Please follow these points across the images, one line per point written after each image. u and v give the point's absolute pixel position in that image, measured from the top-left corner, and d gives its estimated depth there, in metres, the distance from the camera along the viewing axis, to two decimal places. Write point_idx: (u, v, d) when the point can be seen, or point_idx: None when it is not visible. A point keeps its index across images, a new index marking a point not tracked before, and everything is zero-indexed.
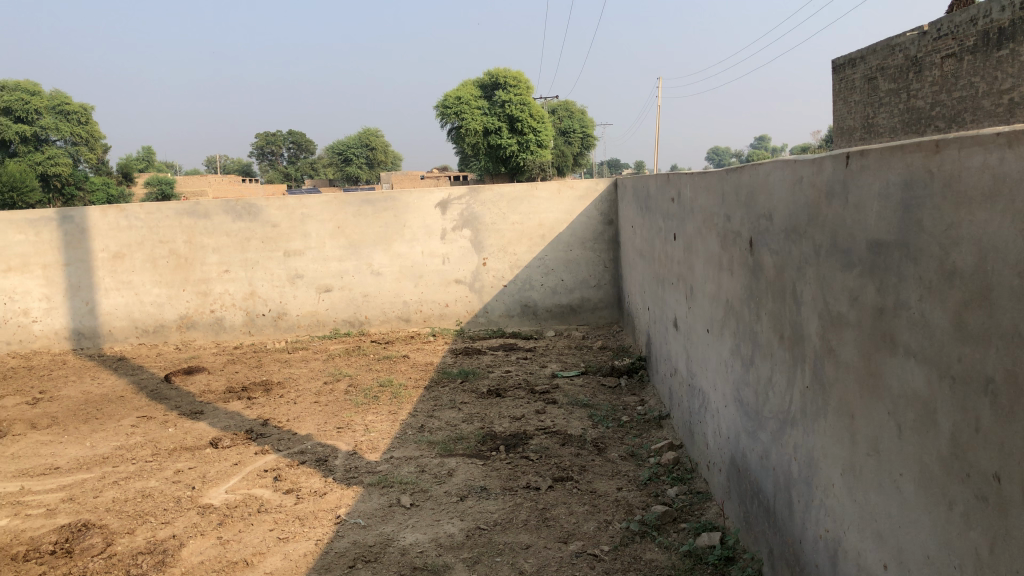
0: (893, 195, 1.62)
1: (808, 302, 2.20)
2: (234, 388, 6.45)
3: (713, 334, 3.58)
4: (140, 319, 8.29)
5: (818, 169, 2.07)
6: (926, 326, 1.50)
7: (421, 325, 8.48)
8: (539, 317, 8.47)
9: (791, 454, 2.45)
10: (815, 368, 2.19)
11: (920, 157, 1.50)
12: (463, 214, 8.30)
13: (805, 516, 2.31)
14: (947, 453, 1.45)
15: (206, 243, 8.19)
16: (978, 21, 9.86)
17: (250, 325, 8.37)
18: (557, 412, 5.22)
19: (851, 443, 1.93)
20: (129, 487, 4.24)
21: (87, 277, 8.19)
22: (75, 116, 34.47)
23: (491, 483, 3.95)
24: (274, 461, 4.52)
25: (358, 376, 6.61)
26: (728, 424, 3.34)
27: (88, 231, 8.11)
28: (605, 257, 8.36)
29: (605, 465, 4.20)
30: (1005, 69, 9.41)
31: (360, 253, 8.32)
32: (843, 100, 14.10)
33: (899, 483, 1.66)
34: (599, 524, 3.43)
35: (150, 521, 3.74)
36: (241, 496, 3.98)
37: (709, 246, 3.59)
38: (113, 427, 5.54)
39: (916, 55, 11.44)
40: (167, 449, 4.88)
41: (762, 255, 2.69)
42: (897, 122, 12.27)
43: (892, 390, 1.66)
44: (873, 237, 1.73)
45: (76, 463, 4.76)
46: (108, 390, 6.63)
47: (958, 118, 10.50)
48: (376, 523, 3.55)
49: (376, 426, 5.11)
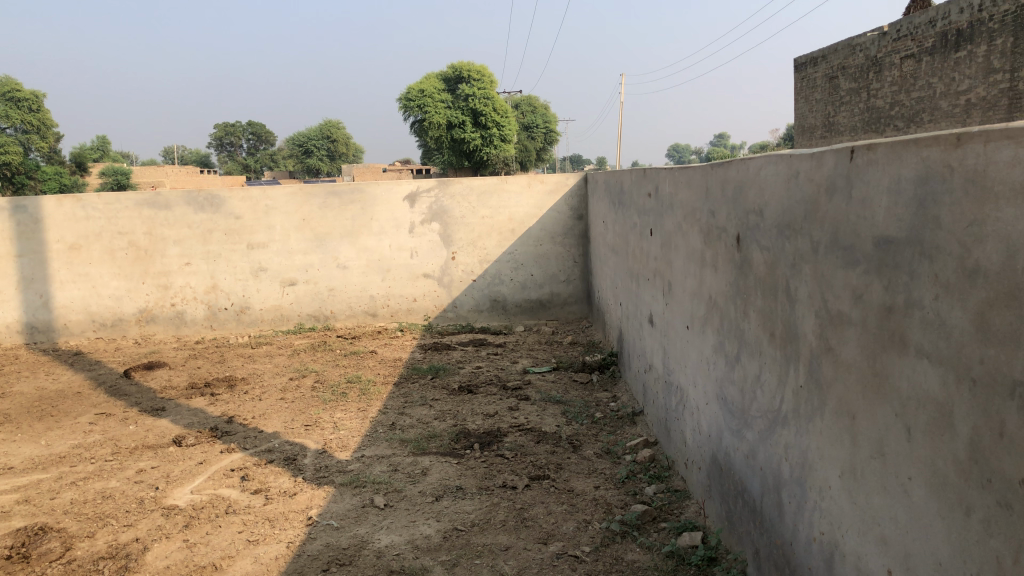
0: (906, 190, 1.57)
1: (804, 300, 2.16)
2: (197, 384, 6.27)
3: (693, 331, 3.54)
4: (97, 312, 8.04)
5: (818, 164, 2.03)
6: (942, 326, 1.45)
7: (388, 320, 8.36)
8: (508, 312, 8.41)
9: (781, 454, 2.41)
10: (811, 367, 2.14)
11: (938, 151, 1.46)
12: (432, 207, 8.18)
13: (797, 518, 2.27)
14: (965, 457, 1.40)
15: (167, 234, 7.97)
16: (936, 23, 9.96)
17: (211, 319, 8.17)
18: (531, 409, 5.15)
19: (851, 445, 1.88)
20: (88, 488, 4.07)
21: (42, 269, 7.92)
22: (26, 103, 33.24)
23: (466, 482, 3.87)
24: (240, 460, 4.38)
25: (324, 372, 6.47)
26: (709, 422, 3.30)
27: (42, 221, 7.83)
28: (574, 252, 8.32)
29: (581, 463, 4.14)
30: (962, 70, 9.51)
31: (325, 246, 8.16)
32: (804, 98, 14.24)
33: (908, 486, 1.61)
34: (579, 525, 3.36)
35: (112, 523, 3.59)
36: (208, 497, 3.84)
37: (690, 241, 3.55)
38: (70, 425, 5.35)
39: (877, 56, 11.58)
40: (129, 447, 4.72)
41: (750, 251, 2.65)
42: (858, 121, 12.42)
43: (901, 391, 1.62)
44: (881, 233, 1.68)
45: (31, 463, 4.57)
46: (63, 387, 6.41)
47: (915, 118, 10.60)
48: (349, 524, 3.44)
49: (346, 424, 5.00)
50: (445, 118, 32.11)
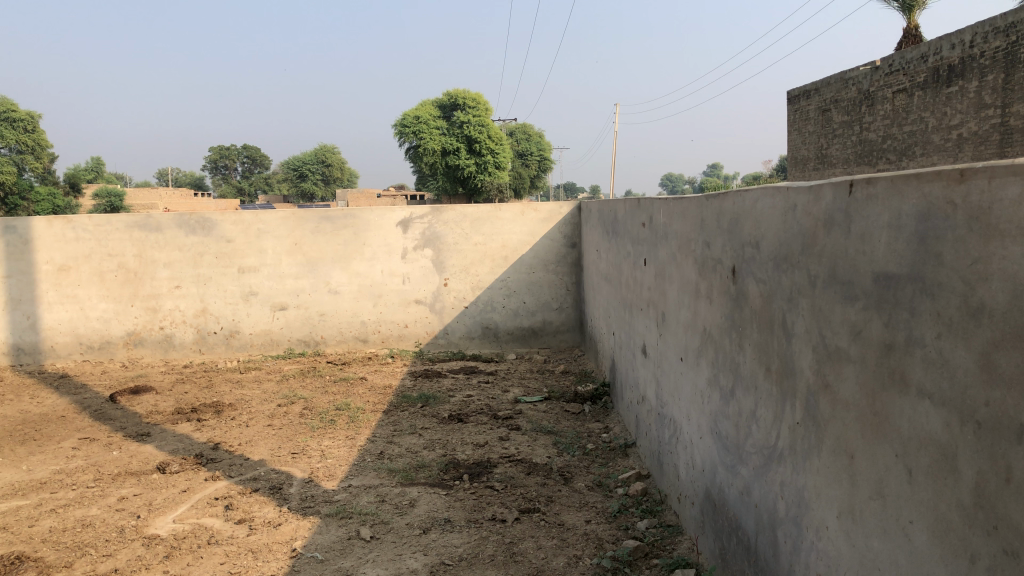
0: (906, 226, 1.54)
1: (801, 335, 2.12)
2: (183, 409, 6.19)
3: (687, 363, 3.49)
4: (85, 334, 7.96)
5: (815, 197, 2.00)
6: (945, 365, 1.41)
7: (379, 346, 8.28)
8: (499, 340, 8.34)
9: (777, 492, 2.36)
10: (807, 404, 2.10)
11: (940, 186, 1.43)
12: (425, 233, 8.16)
13: (793, 558, 2.21)
14: (970, 503, 1.36)
15: (157, 257, 7.92)
16: (928, 58, 10.01)
17: (200, 343, 8.08)
18: (521, 439, 5.08)
19: (850, 484, 1.84)
20: (68, 515, 3.98)
21: (29, 290, 7.84)
22: (23, 123, 33.00)
23: (455, 514, 3.79)
24: (224, 488, 4.30)
25: (313, 399, 6.38)
26: (702, 457, 3.24)
27: (32, 242, 7.78)
28: (567, 280, 8.29)
29: (572, 496, 4.07)
30: (954, 105, 9.56)
31: (317, 271, 8.11)
32: (797, 131, 14.34)
33: (909, 530, 1.56)
34: (569, 560, 3.30)
35: (90, 553, 3.50)
36: (190, 527, 3.75)
37: (684, 272, 3.51)
38: (53, 449, 5.26)
39: (869, 89, 11.65)
40: (111, 473, 4.63)
41: (746, 283, 2.61)
42: (850, 153, 12.49)
43: (902, 432, 1.58)
44: (880, 269, 1.65)
45: (10, 488, 4.49)
46: (48, 410, 6.31)
47: (908, 152, 10.67)
48: (334, 557, 3.37)
49: (334, 452, 4.92)
50: (440, 145, 32.18)
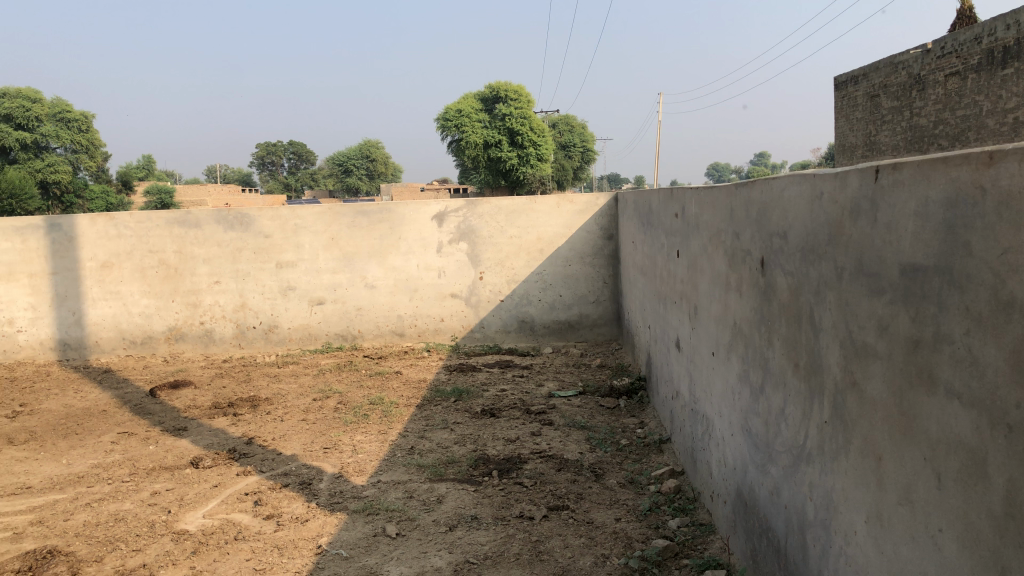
0: (933, 213, 1.43)
1: (828, 329, 2.02)
2: (221, 403, 6.24)
3: (718, 358, 3.38)
4: (128, 330, 8.09)
5: (841, 184, 1.90)
6: (974, 364, 1.31)
7: (415, 340, 8.27)
8: (536, 333, 8.28)
9: (805, 493, 2.25)
10: (835, 403, 1.99)
11: (968, 169, 1.33)
12: (460, 226, 8.12)
13: (822, 563, 2.12)
14: (1000, 512, 1.26)
15: (197, 252, 8.01)
16: (982, 40, 9.66)
17: (240, 337, 8.16)
18: (554, 435, 5.01)
19: (877, 489, 1.74)
20: (102, 509, 4.03)
21: (75, 286, 8.00)
22: (77, 123, 33.54)
23: (482, 512, 3.75)
24: (255, 483, 4.31)
25: (348, 393, 6.39)
26: (734, 455, 3.14)
27: (75, 239, 7.92)
28: (604, 272, 8.17)
29: (603, 493, 4.00)
30: (1010, 87, 9.21)
31: (353, 266, 8.13)
32: (845, 118, 13.97)
33: (937, 539, 1.46)
34: (596, 560, 3.22)
35: (121, 547, 3.53)
36: (219, 522, 3.76)
37: (714, 264, 3.41)
38: (92, 444, 5.34)
39: (919, 74, 11.29)
40: (147, 468, 4.68)
41: (774, 275, 2.51)
42: (900, 140, 12.16)
43: (930, 434, 1.48)
44: (907, 261, 1.54)
45: (50, 482, 4.56)
46: (90, 405, 6.42)
47: (961, 136, 10.33)
48: (358, 554, 3.34)
49: (365, 448, 4.90)
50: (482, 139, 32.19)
